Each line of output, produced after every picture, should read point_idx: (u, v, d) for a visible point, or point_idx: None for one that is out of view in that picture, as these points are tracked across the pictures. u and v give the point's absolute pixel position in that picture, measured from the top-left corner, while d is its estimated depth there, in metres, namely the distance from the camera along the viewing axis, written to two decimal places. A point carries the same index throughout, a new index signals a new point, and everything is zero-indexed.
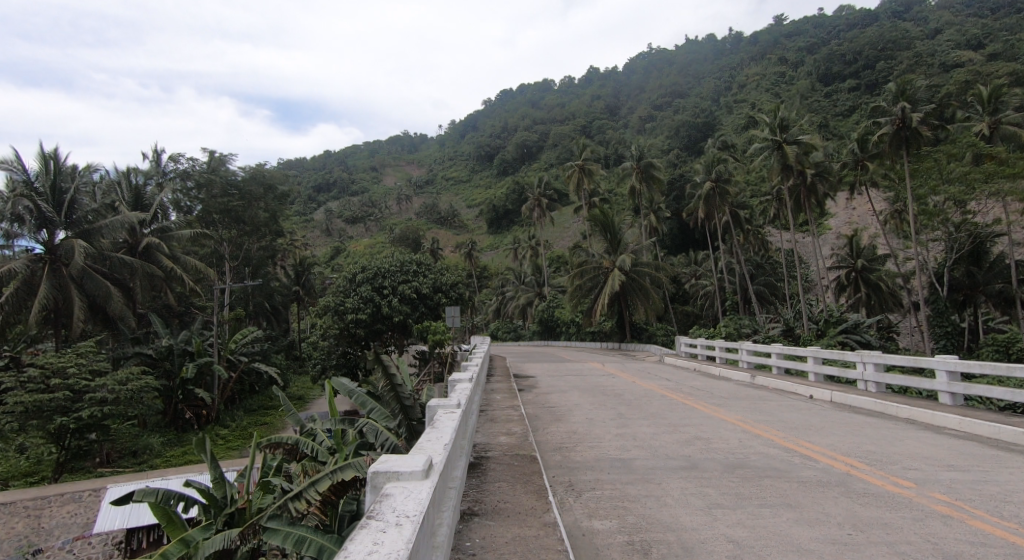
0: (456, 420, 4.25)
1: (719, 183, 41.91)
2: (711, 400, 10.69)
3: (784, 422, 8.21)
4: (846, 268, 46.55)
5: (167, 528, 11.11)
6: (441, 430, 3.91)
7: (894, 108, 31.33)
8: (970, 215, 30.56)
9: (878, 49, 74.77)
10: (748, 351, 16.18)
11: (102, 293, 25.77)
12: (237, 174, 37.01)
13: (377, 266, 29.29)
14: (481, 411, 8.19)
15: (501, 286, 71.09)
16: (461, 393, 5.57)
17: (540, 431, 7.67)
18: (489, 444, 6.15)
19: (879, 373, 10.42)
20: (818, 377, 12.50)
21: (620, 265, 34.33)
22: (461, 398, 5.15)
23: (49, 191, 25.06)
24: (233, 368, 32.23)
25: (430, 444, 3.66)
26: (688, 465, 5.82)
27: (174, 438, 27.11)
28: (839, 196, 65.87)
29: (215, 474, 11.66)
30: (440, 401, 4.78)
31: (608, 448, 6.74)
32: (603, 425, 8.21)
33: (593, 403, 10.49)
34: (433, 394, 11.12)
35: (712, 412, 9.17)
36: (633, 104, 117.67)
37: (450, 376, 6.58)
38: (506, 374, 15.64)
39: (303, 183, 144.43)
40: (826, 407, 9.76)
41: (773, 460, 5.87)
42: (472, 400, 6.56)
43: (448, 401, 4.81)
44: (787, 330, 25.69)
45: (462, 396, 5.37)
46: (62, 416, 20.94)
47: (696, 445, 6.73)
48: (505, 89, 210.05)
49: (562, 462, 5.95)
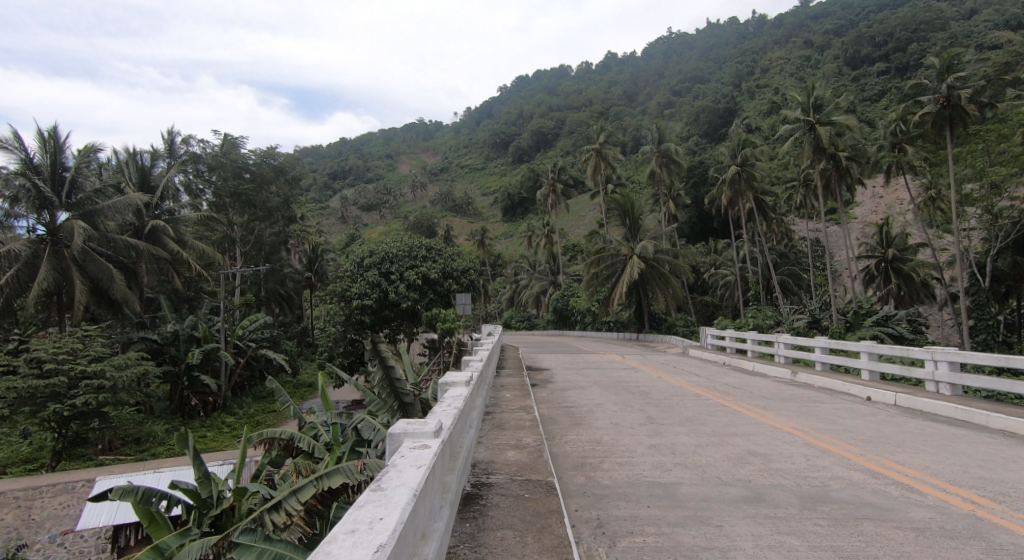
0: (423, 469, 2.83)
1: (745, 167, 40.15)
2: (755, 402, 9.27)
3: (853, 432, 6.82)
4: (876, 258, 44.69)
5: (149, 530, 10.12)
6: (397, 490, 2.57)
7: (939, 85, 29.76)
8: (1016, 200, 28.74)
9: (910, 30, 71.80)
10: (785, 344, 14.65)
11: (104, 276, 24.67)
12: (249, 158, 36.38)
13: (385, 250, 28.03)
14: (485, 413, 6.87)
15: (515, 275, 69.74)
16: (445, 409, 4.17)
17: (558, 441, 6.36)
18: (494, 461, 4.84)
19: (954, 373, 9.02)
20: (872, 375, 11.08)
21: (640, 253, 32.84)
22: (441, 419, 3.76)
23: (50, 170, 24.04)
24: (240, 354, 31.36)
25: (369, 532, 2.27)
26: (754, 496, 4.47)
27: (179, 426, 26.14)
28: (868, 184, 63.89)
29: (200, 472, 10.53)
30: (408, 430, 3.37)
31: (640, 466, 5.39)
32: (630, 433, 6.89)
33: (615, 403, 9.15)
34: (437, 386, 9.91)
35: (761, 417, 7.75)
36: (652, 89, 115.20)
37: (442, 379, 5.22)
38: (518, 367, 14.40)
39: (319, 171, 143.85)
40: (894, 413, 8.37)
41: (862, 494, 4.51)
42: (472, 408, 5.25)
43: (423, 426, 3.46)
44: (814, 322, 24.29)
45: (447, 414, 4.02)
46: (56, 403, 19.67)
47: (752, 465, 5.39)
48: (521, 76, 207.74)
49: (587, 489, 4.65)
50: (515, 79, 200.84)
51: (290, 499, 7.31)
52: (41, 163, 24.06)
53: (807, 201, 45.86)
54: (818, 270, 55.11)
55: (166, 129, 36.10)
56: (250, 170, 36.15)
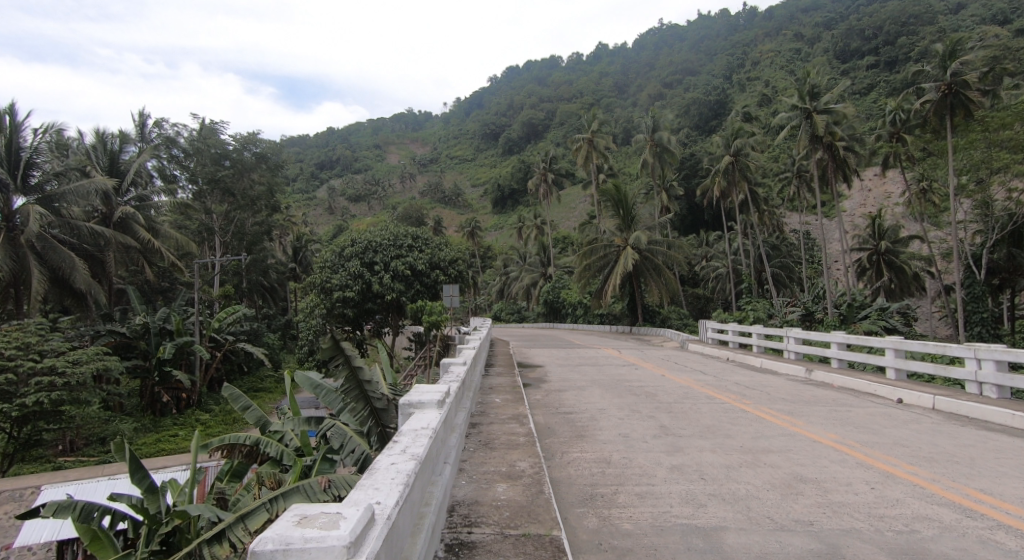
0: None
1: (739, 157, 39.09)
2: (776, 406, 8.21)
3: (908, 447, 5.73)
4: (868, 250, 44.17)
5: (91, 547, 8.66)
6: None
7: (942, 72, 28.75)
8: (1013, 193, 28.19)
9: (900, 24, 71.21)
10: (796, 339, 13.61)
11: (65, 264, 23.02)
12: (228, 144, 34.70)
13: (367, 239, 26.71)
14: (469, 426, 5.72)
15: (504, 266, 68.54)
16: (393, 462, 2.83)
17: (559, 463, 5.23)
18: (479, 504, 3.67)
19: (1000, 374, 7.97)
20: (899, 374, 10.04)
21: (634, 244, 31.82)
22: (376, 499, 2.36)
23: (5, 151, 22.27)
24: (218, 348, 29.96)
25: None
26: (826, 551, 3.34)
27: (149, 423, 24.73)
28: (859, 177, 63.35)
29: (142, 485, 9.23)
30: (312, 539, 1.97)
31: (667, 500, 4.27)
32: (643, 449, 5.75)
33: (620, 408, 8.00)
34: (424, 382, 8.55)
35: (794, 427, 6.64)
36: (643, 81, 114.00)
37: (405, 401, 3.90)
38: (509, 363, 13.24)
39: (306, 161, 141.42)
40: (938, 419, 7.34)
41: (969, 543, 3.41)
42: (447, 436, 3.97)
43: (340, 519, 2.10)
44: (807, 315, 23.55)
45: (396, 475, 2.68)
46: (4, 402, 17.98)
47: (806, 498, 4.26)
48: (510, 65, 205.04)
49: (601, 540, 3.54)
50: (505, 69, 198.71)
51: (237, 527, 6.12)
52: None
53: (800, 193, 45.05)
54: (809, 262, 54.56)
55: (138, 112, 34.31)
56: (229, 157, 34.58)
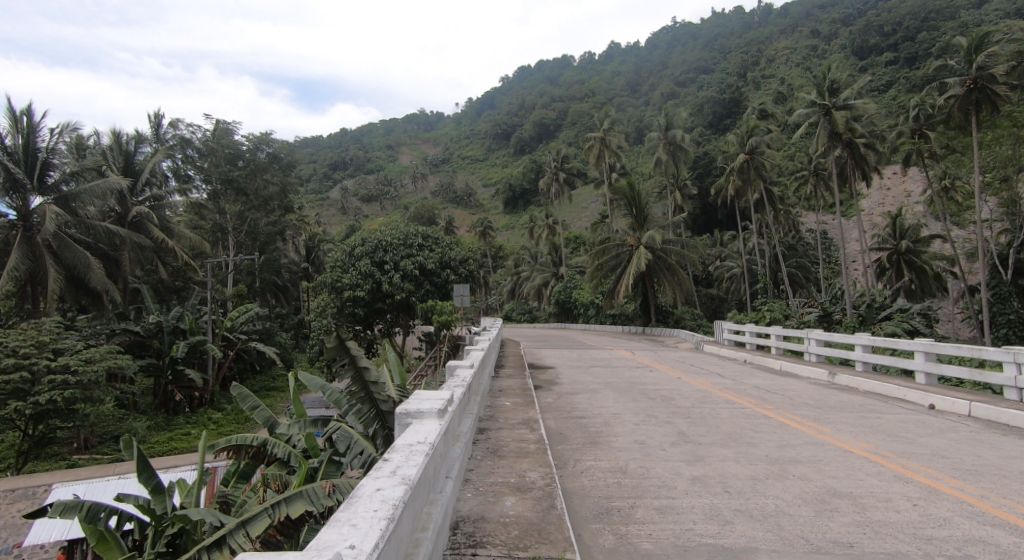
0: None
1: (754, 155, 38.44)
2: (801, 412, 7.83)
3: (947, 458, 5.34)
4: (887, 250, 43.32)
5: (97, 547, 8.25)
6: None
7: (966, 67, 27.90)
8: None
9: (919, 20, 69.88)
10: (817, 341, 13.17)
11: (80, 263, 23.04)
12: (241, 144, 34.74)
13: (378, 238, 26.54)
14: (476, 432, 5.41)
15: (516, 266, 68.20)
16: (384, 483, 2.50)
17: (573, 473, 4.90)
18: (486, 522, 3.34)
19: None
20: (929, 379, 9.59)
21: (647, 243, 31.37)
22: (360, 533, 2.02)
23: (23, 151, 22.35)
24: (230, 347, 29.92)
25: None
26: None
27: (161, 422, 24.73)
28: (877, 176, 62.27)
29: (148, 485, 9.03)
30: None
31: (690, 515, 3.93)
32: (661, 458, 5.40)
33: (636, 413, 7.65)
34: (432, 383, 8.26)
35: (822, 436, 6.25)
36: (656, 79, 113.08)
37: (402, 410, 3.56)
38: (520, 364, 12.92)
39: (319, 162, 142.11)
40: (975, 427, 6.92)
41: None
42: (449, 446, 3.64)
43: None
44: (824, 316, 22.98)
45: (387, 499, 2.35)
46: (18, 400, 17.95)
47: (843, 515, 3.90)
48: (522, 65, 204.71)
49: None
50: (517, 69, 198.64)
51: (237, 533, 5.85)
52: (13, 143, 22.35)
53: (817, 191, 44.28)
54: (826, 262, 53.69)
55: (154, 112, 34.41)
56: (243, 157, 34.61)
